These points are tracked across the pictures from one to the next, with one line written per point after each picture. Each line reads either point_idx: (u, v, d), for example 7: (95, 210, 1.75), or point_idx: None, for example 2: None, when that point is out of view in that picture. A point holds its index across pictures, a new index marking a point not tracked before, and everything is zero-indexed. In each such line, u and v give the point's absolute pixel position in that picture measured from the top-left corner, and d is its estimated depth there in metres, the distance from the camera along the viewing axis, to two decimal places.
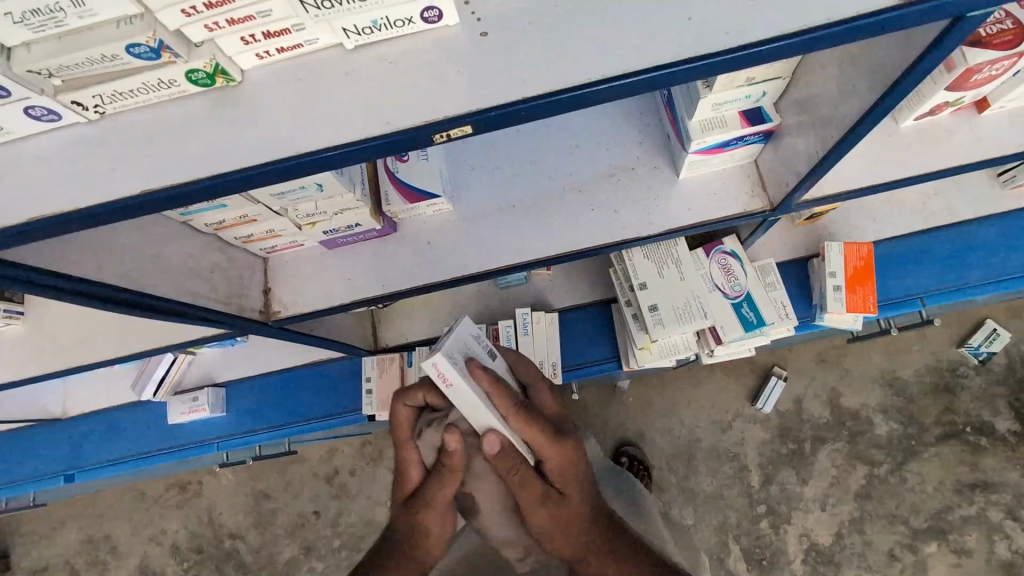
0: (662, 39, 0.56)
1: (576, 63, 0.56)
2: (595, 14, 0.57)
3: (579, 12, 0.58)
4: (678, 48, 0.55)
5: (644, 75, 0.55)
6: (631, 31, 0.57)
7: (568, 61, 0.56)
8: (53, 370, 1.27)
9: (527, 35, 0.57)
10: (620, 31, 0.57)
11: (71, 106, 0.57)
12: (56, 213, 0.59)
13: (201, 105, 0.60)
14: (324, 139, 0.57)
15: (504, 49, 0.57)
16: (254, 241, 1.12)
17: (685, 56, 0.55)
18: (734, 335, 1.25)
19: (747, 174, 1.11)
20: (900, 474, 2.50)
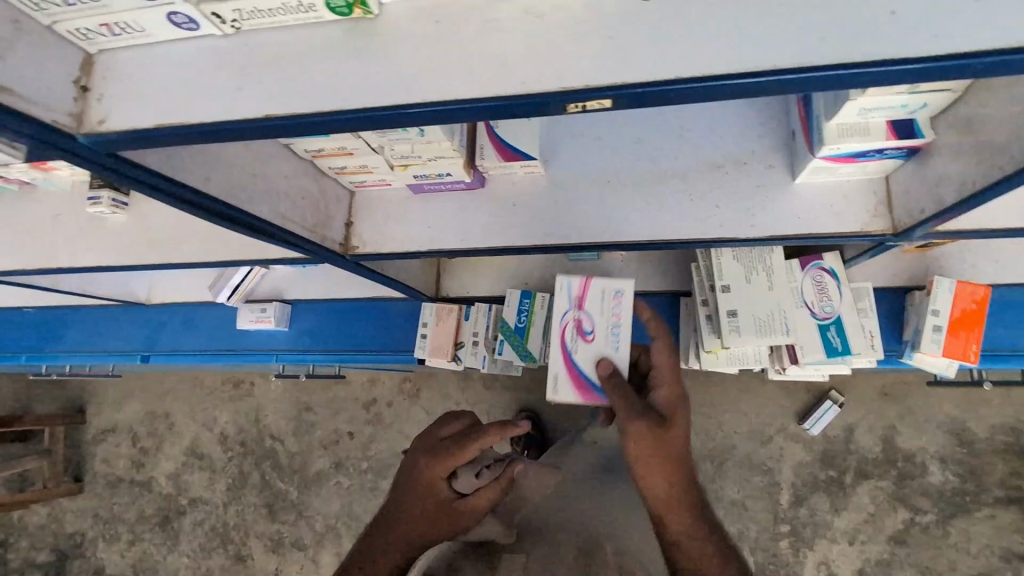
0: (853, 34, 0.49)
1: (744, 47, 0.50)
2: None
3: None
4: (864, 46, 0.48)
5: (821, 74, 0.48)
6: (817, 17, 0.50)
7: (733, 43, 0.50)
8: (148, 261, 1.35)
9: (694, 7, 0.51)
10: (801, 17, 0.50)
11: (210, 18, 0.57)
12: (185, 124, 0.60)
13: (335, 34, 0.58)
14: (453, 90, 0.54)
15: (665, 20, 0.51)
16: (345, 173, 1.13)
17: (876, 59, 0.48)
18: (814, 358, 1.18)
19: (873, 190, 1.01)
20: (944, 528, 2.36)
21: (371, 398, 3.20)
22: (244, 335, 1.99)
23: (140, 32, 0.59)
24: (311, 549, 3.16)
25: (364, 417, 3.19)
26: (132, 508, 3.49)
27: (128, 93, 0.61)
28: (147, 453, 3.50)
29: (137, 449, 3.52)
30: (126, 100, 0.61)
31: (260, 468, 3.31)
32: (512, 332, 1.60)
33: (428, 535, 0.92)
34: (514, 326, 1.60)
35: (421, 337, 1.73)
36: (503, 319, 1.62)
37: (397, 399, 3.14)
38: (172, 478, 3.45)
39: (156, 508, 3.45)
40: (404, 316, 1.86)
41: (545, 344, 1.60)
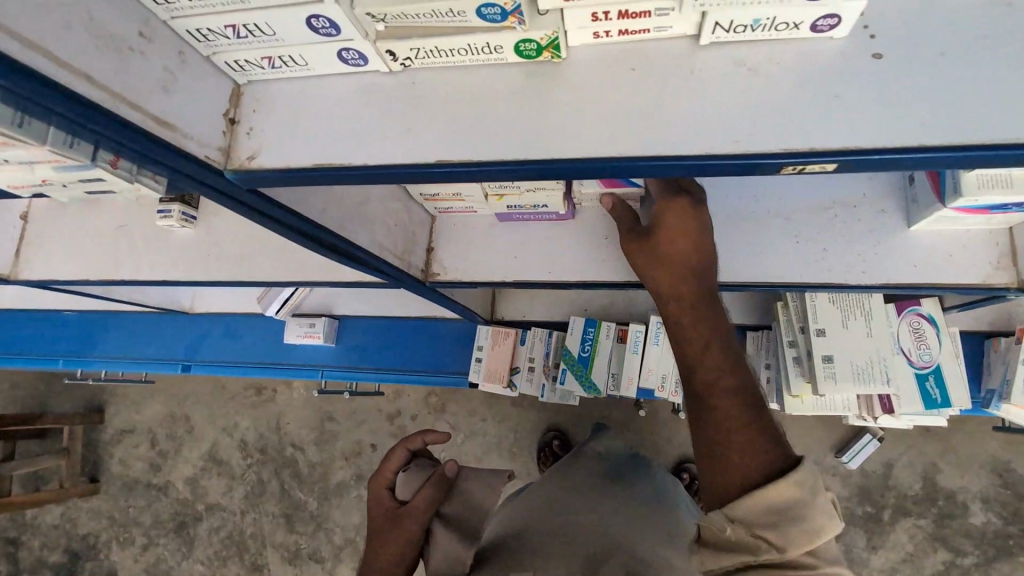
0: None
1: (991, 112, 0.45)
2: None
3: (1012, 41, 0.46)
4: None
5: None
6: None
7: (978, 108, 0.45)
8: (214, 278, 1.32)
9: (933, 65, 0.46)
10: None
11: (383, 55, 0.54)
12: (345, 165, 0.57)
13: (514, 76, 0.54)
14: (651, 145, 0.50)
15: (899, 78, 0.47)
16: (436, 200, 1.10)
17: None
18: (910, 409, 1.14)
19: (995, 242, 0.97)
20: (985, 571, 2.29)
21: (395, 411, 3.14)
22: (288, 349, 1.95)
23: (303, 65, 0.56)
24: (329, 561, 3.10)
25: (387, 429, 3.14)
26: (147, 511, 3.44)
27: (283, 129, 0.58)
28: (165, 456, 3.46)
29: (155, 452, 3.48)
30: (280, 136, 0.58)
31: (279, 476, 3.26)
32: (576, 362, 1.56)
33: (383, 554, 0.91)
34: (578, 356, 1.56)
35: (475, 361, 1.69)
36: (566, 348, 1.57)
37: (421, 412, 3.08)
38: (190, 483, 3.40)
39: (173, 512, 3.40)
40: (454, 337, 1.82)
41: (609, 375, 1.55)
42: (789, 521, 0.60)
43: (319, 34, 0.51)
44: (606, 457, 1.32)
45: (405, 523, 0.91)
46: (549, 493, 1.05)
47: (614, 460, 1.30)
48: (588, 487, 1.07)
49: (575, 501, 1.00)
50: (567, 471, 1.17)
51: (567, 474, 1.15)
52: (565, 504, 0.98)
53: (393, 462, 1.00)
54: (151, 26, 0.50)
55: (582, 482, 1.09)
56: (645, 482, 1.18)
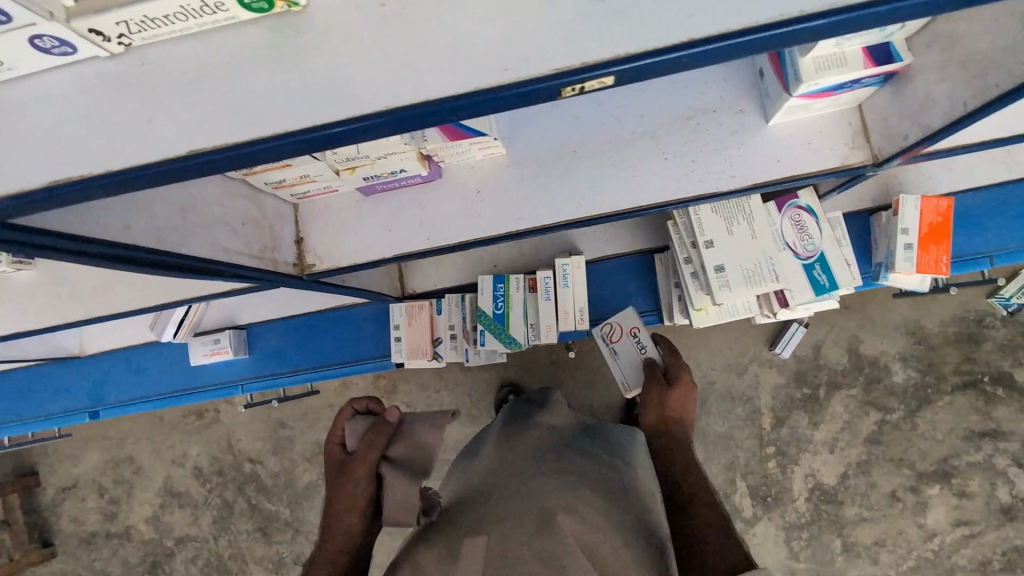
0: None
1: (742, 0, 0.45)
2: None
3: None
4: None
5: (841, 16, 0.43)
6: None
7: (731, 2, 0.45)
8: (74, 319, 1.18)
9: None
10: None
11: (89, 36, 0.44)
12: (80, 176, 0.47)
13: (254, 35, 0.47)
14: (425, 90, 0.45)
15: None
16: (285, 186, 1.00)
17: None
18: (802, 300, 1.16)
19: (848, 121, 0.97)
20: (912, 421, 2.49)
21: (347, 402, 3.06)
22: (201, 370, 1.83)
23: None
24: None
25: None
26: (115, 561, 3.28)
27: (5, 147, 0.47)
28: (118, 502, 3.27)
29: (106, 501, 3.28)
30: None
31: (244, 493, 3.15)
32: (493, 321, 1.52)
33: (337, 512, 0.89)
34: (493, 315, 1.52)
35: (395, 341, 1.63)
36: (480, 308, 1.53)
37: None
38: (152, 522, 3.25)
39: (142, 554, 3.26)
40: (372, 320, 1.74)
41: (528, 327, 1.52)
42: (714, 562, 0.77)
43: None
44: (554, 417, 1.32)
45: (356, 468, 0.91)
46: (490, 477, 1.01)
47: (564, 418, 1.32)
48: (533, 461, 1.04)
49: (517, 480, 0.97)
50: (511, 444, 1.13)
51: (513, 449, 1.11)
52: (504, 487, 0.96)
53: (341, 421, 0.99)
54: None
55: (528, 455, 1.07)
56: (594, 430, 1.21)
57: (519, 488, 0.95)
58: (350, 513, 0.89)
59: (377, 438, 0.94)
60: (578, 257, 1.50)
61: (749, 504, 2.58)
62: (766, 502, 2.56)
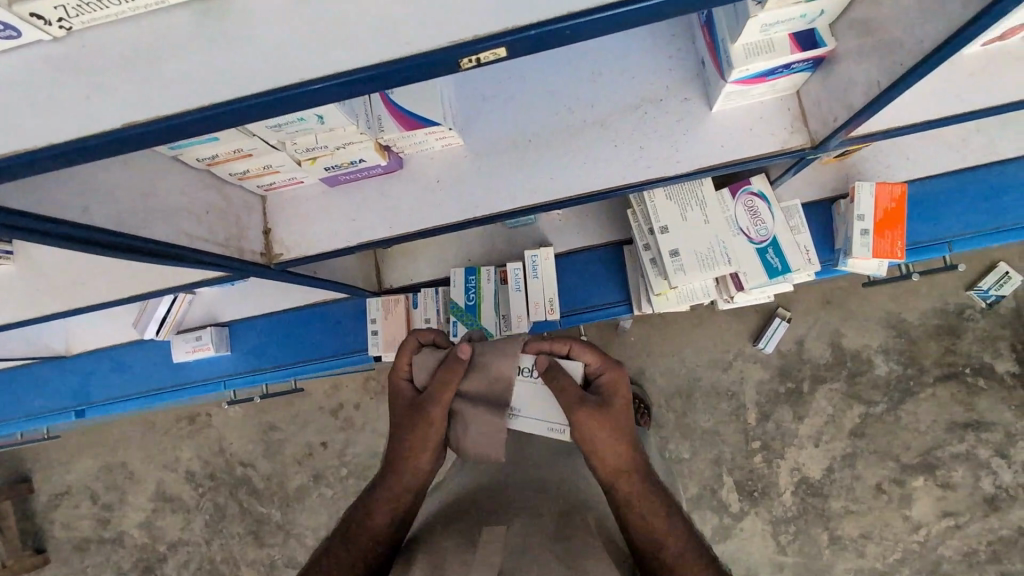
0: None
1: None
2: None
3: None
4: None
5: None
6: None
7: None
8: (53, 311, 1.22)
9: None
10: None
11: (31, 20, 0.49)
12: (24, 149, 0.51)
13: (186, 19, 0.52)
14: (341, 62, 0.51)
15: None
16: (250, 177, 1.04)
17: None
18: (756, 282, 1.20)
19: (786, 107, 1.01)
20: (895, 413, 2.48)
21: (337, 404, 3.09)
22: (185, 367, 1.86)
23: None
24: None
25: (334, 424, 3.09)
26: (108, 567, 3.29)
27: None
28: (111, 508, 3.29)
29: (99, 506, 3.30)
30: None
31: (235, 496, 3.17)
32: (465, 312, 1.57)
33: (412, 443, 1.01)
34: (465, 306, 1.57)
35: (372, 335, 1.66)
36: (453, 300, 1.58)
37: (364, 399, 3.06)
38: (144, 527, 3.26)
39: (135, 560, 3.27)
40: (351, 315, 1.78)
41: (499, 318, 1.57)
42: None
43: None
44: None
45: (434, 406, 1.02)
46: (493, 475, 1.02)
47: None
48: (544, 481, 1.06)
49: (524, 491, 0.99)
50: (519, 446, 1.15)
51: (525, 451, 1.13)
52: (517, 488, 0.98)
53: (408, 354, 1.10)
54: None
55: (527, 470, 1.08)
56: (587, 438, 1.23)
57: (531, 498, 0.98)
58: (424, 452, 1.01)
59: (450, 378, 1.04)
60: (547, 248, 1.54)
61: (736, 499, 2.54)
62: (752, 496, 2.53)
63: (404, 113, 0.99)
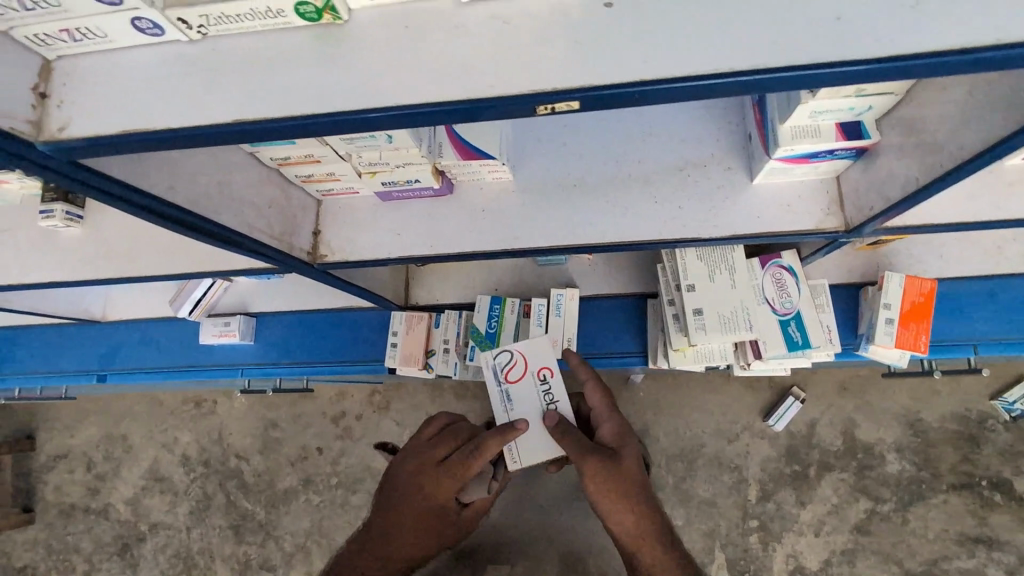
0: (801, 38, 0.51)
1: (702, 48, 0.52)
2: None
3: None
4: (825, 49, 0.51)
5: (781, 74, 0.50)
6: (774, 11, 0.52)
7: (698, 47, 0.52)
8: (105, 277, 1.30)
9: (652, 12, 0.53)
10: (767, 20, 0.52)
11: (176, 23, 0.57)
12: (146, 131, 0.59)
13: (304, 39, 0.58)
14: (427, 95, 0.55)
15: (632, 22, 0.53)
16: (313, 181, 1.12)
17: (830, 59, 0.50)
18: (775, 352, 1.22)
19: (826, 190, 1.06)
20: (903, 515, 2.41)
21: (340, 412, 3.12)
22: (208, 350, 1.93)
23: (103, 38, 0.59)
24: (280, 569, 3.04)
25: (333, 431, 3.10)
26: (88, 537, 3.29)
27: (91, 101, 0.60)
28: (103, 479, 3.32)
29: (92, 475, 3.34)
30: (85, 105, 0.60)
31: (225, 488, 3.18)
32: (484, 338, 1.61)
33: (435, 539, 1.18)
34: (485, 332, 1.61)
35: (390, 346, 1.71)
36: (474, 325, 1.62)
37: (366, 411, 3.07)
38: (131, 503, 3.28)
39: (114, 535, 3.27)
40: (375, 325, 1.83)
41: None
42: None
43: (102, 3, 0.54)
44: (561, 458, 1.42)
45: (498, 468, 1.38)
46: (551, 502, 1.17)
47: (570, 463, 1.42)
48: None
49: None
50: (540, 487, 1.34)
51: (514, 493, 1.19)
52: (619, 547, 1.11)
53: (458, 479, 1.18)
54: None
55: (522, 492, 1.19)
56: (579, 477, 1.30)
57: None
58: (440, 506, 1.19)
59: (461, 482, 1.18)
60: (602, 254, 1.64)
61: None
62: None
63: (465, 144, 1.07)
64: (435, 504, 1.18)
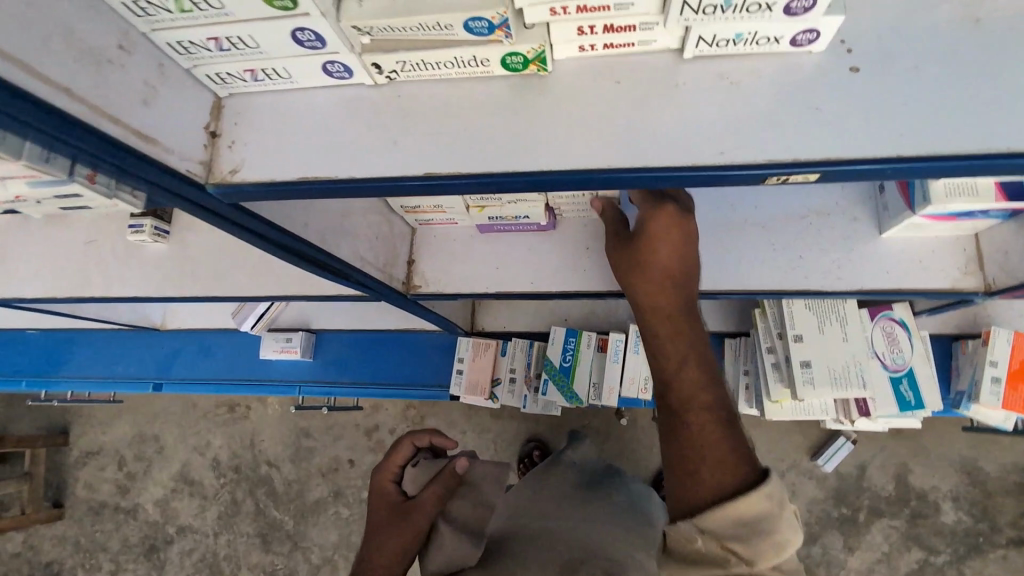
0: None
1: (963, 123, 0.47)
2: (994, 61, 0.48)
3: (987, 61, 0.48)
4: None
5: None
6: None
7: (958, 123, 0.47)
8: (191, 294, 1.30)
9: (898, 81, 0.49)
10: None
11: (369, 67, 0.54)
12: (325, 178, 0.57)
13: (501, 89, 0.55)
14: (641, 158, 0.51)
15: (881, 91, 0.49)
16: (416, 212, 1.09)
17: None
18: (886, 412, 1.17)
19: (962, 248, 1.01)
20: (958, 569, 2.15)
21: (374, 425, 3.07)
22: (264, 364, 1.90)
23: (285, 78, 0.56)
24: None
25: (366, 444, 3.05)
26: (115, 537, 3.28)
27: (269, 144, 0.58)
28: (134, 478, 3.30)
29: (123, 473, 3.32)
30: (262, 149, 0.58)
31: (254, 495, 3.14)
32: (558, 372, 1.55)
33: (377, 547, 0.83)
34: (559, 366, 1.56)
35: (455, 373, 1.66)
36: (547, 357, 1.57)
37: (400, 427, 3.01)
38: (160, 504, 3.25)
39: (142, 536, 3.25)
40: (437, 349, 1.80)
41: (591, 385, 1.55)
42: (756, 534, 0.65)
43: (304, 46, 0.51)
44: (582, 467, 1.36)
45: (411, 524, 0.83)
46: (584, 492, 1.18)
47: (592, 474, 1.33)
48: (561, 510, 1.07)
49: (596, 512, 1.08)
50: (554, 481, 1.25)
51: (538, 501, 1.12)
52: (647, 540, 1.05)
53: (399, 458, 0.93)
54: (132, 39, 0.49)
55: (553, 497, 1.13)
56: (611, 494, 1.22)
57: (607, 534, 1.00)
58: (381, 497, 0.90)
59: (396, 464, 0.93)
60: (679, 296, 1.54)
61: None
62: None
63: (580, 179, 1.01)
64: (377, 501, 0.90)
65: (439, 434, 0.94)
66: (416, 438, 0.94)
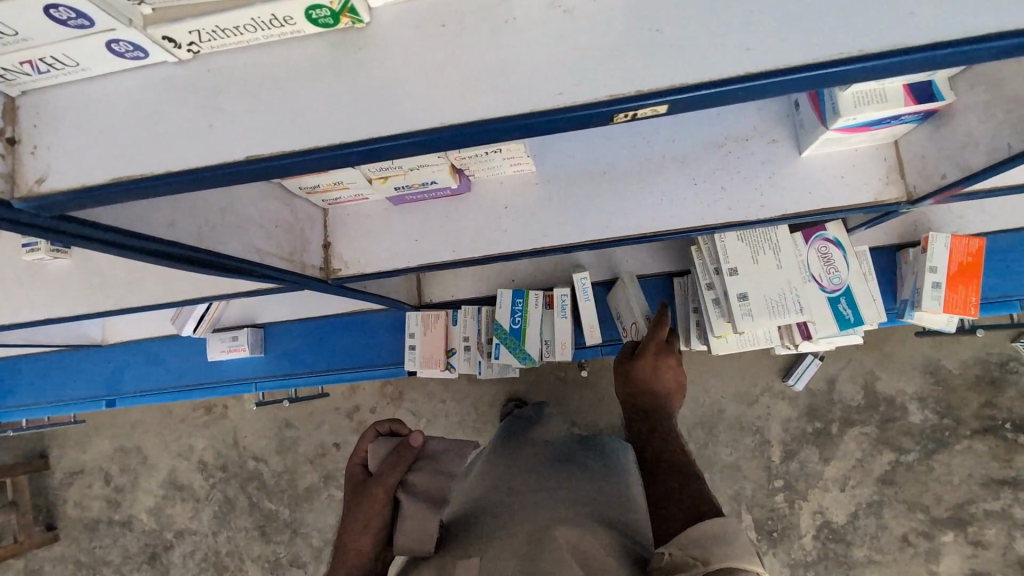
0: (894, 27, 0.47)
1: (787, 37, 0.48)
2: None
3: None
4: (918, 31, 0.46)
5: (881, 60, 0.47)
6: None
7: (780, 35, 0.48)
8: (102, 308, 1.21)
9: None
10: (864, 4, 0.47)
11: (162, 43, 0.49)
12: (144, 175, 0.51)
13: (319, 49, 0.52)
14: (478, 111, 0.49)
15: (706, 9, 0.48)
16: (318, 192, 1.02)
17: (918, 43, 0.46)
18: (825, 332, 1.16)
19: (883, 157, 0.98)
20: (927, 463, 2.13)
21: (353, 406, 2.86)
22: (216, 366, 1.84)
23: (73, 65, 0.51)
24: (312, 566, 2.87)
25: None
26: (115, 549, 3.10)
27: (72, 145, 0.52)
28: (122, 491, 3.11)
29: (111, 488, 3.13)
30: (65, 152, 0.51)
31: (246, 491, 2.97)
32: (509, 335, 1.53)
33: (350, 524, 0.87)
34: (509, 329, 1.53)
35: (409, 349, 1.63)
36: (497, 321, 1.54)
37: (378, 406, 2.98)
38: (154, 512, 3.08)
39: (142, 545, 3.09)
40: (389, 328, 1.75)
41: (543, 344, 1.53)
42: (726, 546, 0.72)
43: (69, 26, 0.46)
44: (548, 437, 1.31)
45: (372, 493, 0.87)
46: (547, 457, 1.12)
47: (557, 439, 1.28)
48: (524, 480, 1.02)
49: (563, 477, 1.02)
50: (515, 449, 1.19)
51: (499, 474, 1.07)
52: (609, 492, 1.00)
53: (364, 441, 0.97)
54: None
55: (513, 467, 1.07)
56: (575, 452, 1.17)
57: (576, 497, 0.96)
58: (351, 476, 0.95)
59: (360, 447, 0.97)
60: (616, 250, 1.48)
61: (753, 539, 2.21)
62: (771, 538, 2.21)
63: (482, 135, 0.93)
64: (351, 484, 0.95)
65: (397, 418, 0.98)
66: (374, 423, 0.99)
